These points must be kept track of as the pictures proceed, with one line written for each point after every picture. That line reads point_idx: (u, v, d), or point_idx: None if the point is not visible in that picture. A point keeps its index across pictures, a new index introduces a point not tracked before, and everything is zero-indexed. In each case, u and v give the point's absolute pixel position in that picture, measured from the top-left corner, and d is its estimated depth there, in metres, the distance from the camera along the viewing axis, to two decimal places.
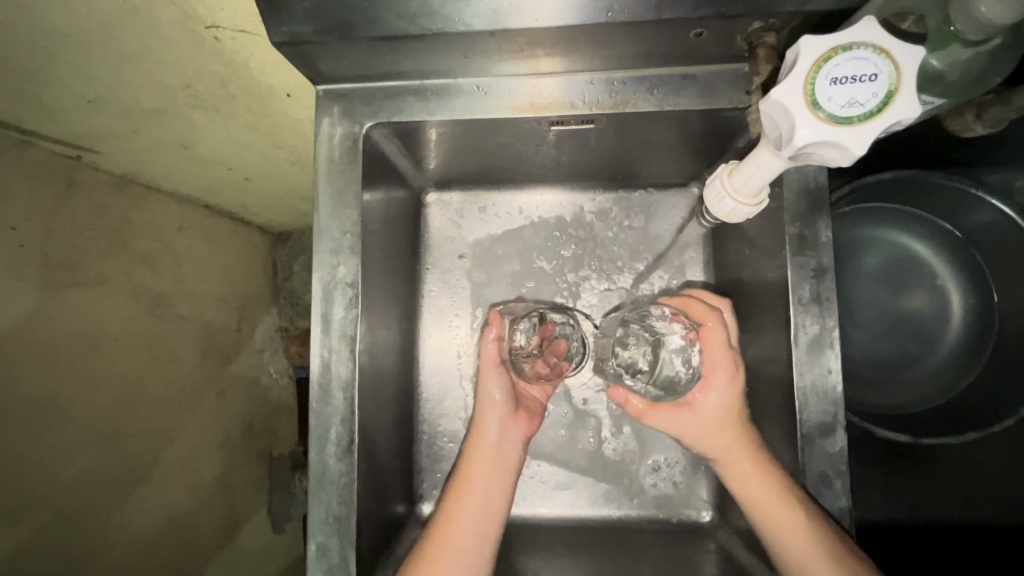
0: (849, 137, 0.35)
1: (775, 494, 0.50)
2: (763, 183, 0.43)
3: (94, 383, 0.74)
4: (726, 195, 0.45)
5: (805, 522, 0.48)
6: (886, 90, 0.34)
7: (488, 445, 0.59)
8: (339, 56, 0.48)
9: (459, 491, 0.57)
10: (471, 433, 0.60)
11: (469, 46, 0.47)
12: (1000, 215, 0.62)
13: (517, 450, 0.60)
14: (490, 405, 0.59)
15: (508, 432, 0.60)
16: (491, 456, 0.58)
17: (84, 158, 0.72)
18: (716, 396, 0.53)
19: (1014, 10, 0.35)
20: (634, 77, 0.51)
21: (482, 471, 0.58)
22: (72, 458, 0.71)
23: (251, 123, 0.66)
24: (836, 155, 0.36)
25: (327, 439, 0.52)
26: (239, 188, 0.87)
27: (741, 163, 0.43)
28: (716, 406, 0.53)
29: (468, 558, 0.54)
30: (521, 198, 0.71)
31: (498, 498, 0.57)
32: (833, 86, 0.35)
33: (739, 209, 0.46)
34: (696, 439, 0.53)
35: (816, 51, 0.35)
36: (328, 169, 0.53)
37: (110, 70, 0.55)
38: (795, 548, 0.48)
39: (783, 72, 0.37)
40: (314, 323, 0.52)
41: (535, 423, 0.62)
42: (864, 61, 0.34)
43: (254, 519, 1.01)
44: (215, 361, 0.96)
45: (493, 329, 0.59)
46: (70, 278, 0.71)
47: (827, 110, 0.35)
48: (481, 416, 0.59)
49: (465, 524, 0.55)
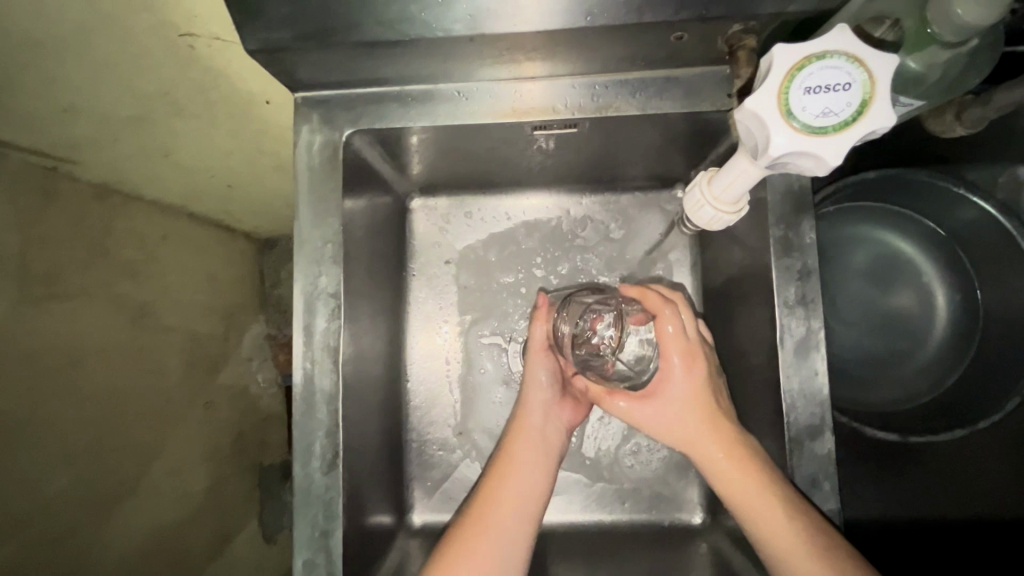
0: (824, 147, 0.35)
1: (759, 494, 0.48)
2: (744, 189, 0.42)
3: (76, 398, 0.72)
4: (705, 203, 0.44)
5: (795, 523, 0.47)
6: (861, 99, 0.34)
7: (532, 427, 0.59)
8: (316, 63, 0.48)
9: (502, 473, 0.56)
10: (516, 415, 0.60)
11: (449, 51, 0.47)
12: (983, 212, 0.61)
13: (560, 434, 0.60)
14: (533, 387, 0.60)
15: (552, 415, 0.60)
16: (536, 438, 0.58)
17: (61, 168, 0.70)
18: (676, 383, 0.52)
19: (990, 12, 0.35)
20: (617, 81, 0.51)
21: (525, 454, 0.57)
22: (55, 475, 0.70)
23: (231, 130, 0.65)
24: (812, 164, 0.36)
25: (312, 453, 0.51)
26: (222, 196, 0.86)
27: (722, 170, 0.42)
28: (677, 395, 0.52)
29: (508, 542, 0.53)
30: (508, 202, 0.71)
31: (540, 480, 0.56)
32: (807, 96, 0.34)
33: (719, 216, 0.44)
34: (657, 427, 0.52)
35: (789, 60, 0.35)
36: (308, 178, 0.52)
37: (84, 79, 0.54)
38: (790, 549, 0.47)
39: (758, 80, 0.36)
40: (296, 334, 0.51)
41: (581, 412, 0.62)
42: (837, 70, 0.34)
43: (245, 531, 0.99)
44: (202, 371, 0.94)
45: (541, 314, 0.60)
46: (50, 291, 0.70)
47: (801, 120, 0.34)
48: (526, 399, 0.60)
49: (508, 506, 0.54)
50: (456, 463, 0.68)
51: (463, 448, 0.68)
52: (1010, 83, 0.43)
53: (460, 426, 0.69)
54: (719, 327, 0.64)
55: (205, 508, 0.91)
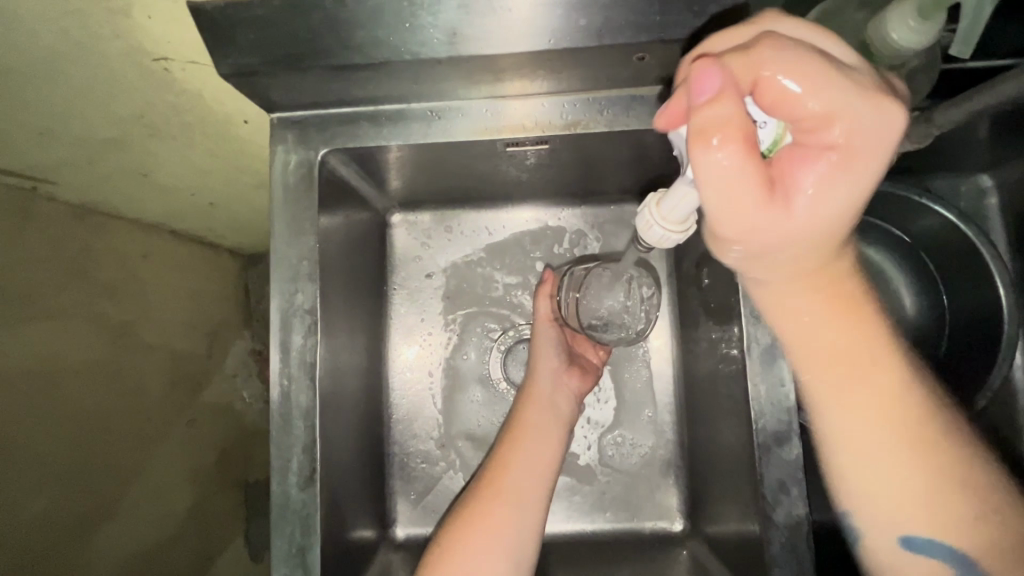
0: None
1: (880, 403, 0.42)
2: (692, 208, 0.40)
3: (48, 421, 0.72)
4: (654, 223, 0.41)
5: (909, 436, 0.42)
6: (772, 138, 0.35)
7: (542, 396, 0.62)
8: (289, 86, 0.49)
9: (512, 446, 0.58)
10: (527, 386, 0.63)
11: (418, 73, 0.48)
12: (944, 220, 0.62)
13: (569, 404, 0.63)
14: (546, 356, 0.64)
15: (560, 383, 0.64)
16: (545, 408, 0.61)
17: (39, 189, 0.70)
18: (813, 181, 0.34)
19: (923, 36, 0.37)
20: (584, 99, 0.52)
21: (534, 425, 0.59)
22: (31, 499, 0.69)
23: (209, 149, 0.66)
24: None
25: (288, 470, 0.51)
26: (204, 215, 0.87)
27: (670, 189, 0.40)
28: (867, 159, 0.34)
29: (523, 511, 0.54)
30: (487, 217, 0.72)
31: (550, 449, 0.59)
32: None
33: (670, 234, 0.42)
34: (739, 248, 0.38)
35: None
36: (283, 196, 0.52)
37: (60, 103, 0.54)
38: (940, 504, 0.42)
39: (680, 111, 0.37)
40: (274, 351, 0.51)
41: (587, 380, 0.66)
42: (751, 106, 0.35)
43: (229, 549, 0.98)
44: (185, 389, 0.94)
45: (545, 287, 0.66)
46: (23, 313, 0.69)
47: None
48: (534, 373, 0.63)
49: (520, 474, 0.56)
50: (438, 476, 0.69)
51: (446, 460, 0.69)
52: (950, 102, 0.45)
53: (442, 437, 0.69)
54: (694, 333, 0.66)
55: (186, 528, 0.90)
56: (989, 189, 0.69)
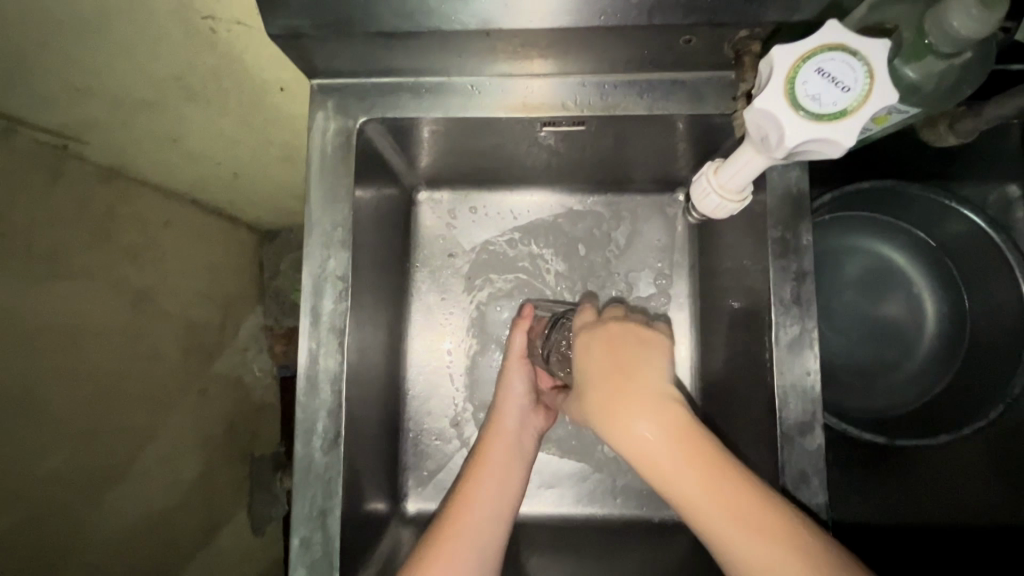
0: (833, 131, 0.36)
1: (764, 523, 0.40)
2: (747, 180, 0.44)
3: (72, 377, 0.70)
4: (711, 190, 0.46)
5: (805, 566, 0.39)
6: (860, 89, 0.36)
7: (508, 430, 0.60)
8: (333, 52, 0.49)
9: (479, 476, 0.56)
10: (492, 419, 0.61)
11: (462, 46, 0.48)
12: (973, 226, 0.62)
13: (533, 444, 0.62)
14: (510, 390, 0.62)
15: (526, 421, 0.62)
16: (510, 443, 0.60)
17: (71, 148, 0.69)
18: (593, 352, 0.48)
19: (981, 25, 0.37)
20: (625, 81, 0.52)
21: (498, 457, 0.58)
22: (52, 449, 0.68)
23: (242, 116, 0.66)
24: (826, 149, 0.37)
25: (313, 433, 0.52)
26: (227, 185, 0.87)
27: (728, 159, 0.44)
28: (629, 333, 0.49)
29: (483, 547, 0.51)
30: (512, 200, 0.72)
31: (513, 488, 0.57)
32: (815, 84, 0.36)
33: (724, 204, 0.46)
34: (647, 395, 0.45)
35: (786, 61, 0.37)
36: (321, 163, 0.53)
37: (102, 59, 0.54)
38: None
39: (760, 82, 0.38)
40: (303, 315, 0.52)
41: (549, 419, 0.65)
42: (835, 63, 0.36)
43: (233, 520, 0.98)
44: (198, 358, 0.93)
45: (523, 323, 0.63)
46: (51, 270, 0.68)
47: (811, 110, 0.36)
48: (503, 406, 0.62)
49: (484, 507, 0.54)
50: (451, 454, 0.69)
51: (460, 438, 0.69)
52: (1003, 98, 0.46)
53: (457, 416, 0.70)
54: (716, 325, 0.66)
55: (194, 496, 0.90)
56: (1017, 200, 0.68)
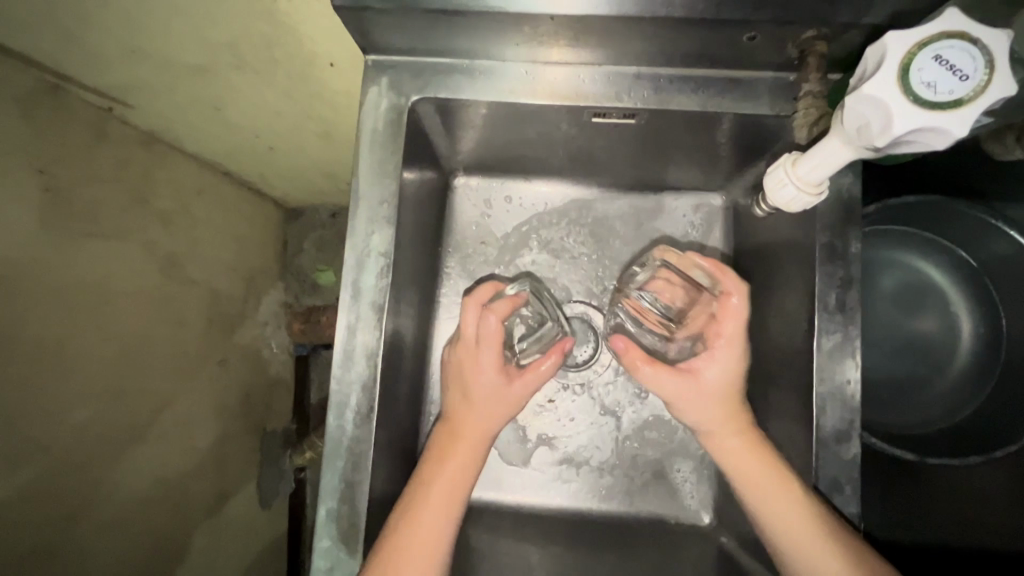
0: (945, 121, 0.36)
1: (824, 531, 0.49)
2: (827, 173, 0.44)
3: (106, 339, 0.70)
4: (789, 182, 0.46)
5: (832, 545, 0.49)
6: (979, 78, 0.35)
7: (468, 437, 0.54)
8: (393, 27, 0.49)
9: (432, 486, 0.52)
10: (454, 416, 0.55)
11: (522, 29, 0.48)
12: (1016, 247, 0.61)
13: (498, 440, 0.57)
14: (495, 405, 0.55)
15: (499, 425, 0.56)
16: (470, 451, 0.54)
17: (115, 111, 0.70)
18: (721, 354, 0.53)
19: None
20: (680, 76, 0.52)
21: (444, 478, 0.53)
22: (79, 403, 0.66)
23: (289, 88, 0.67)
24: (934, 139, 0.37)
25: (346, 406, 0.52)
26: (262, 159, 0.88)
27: (808, 151, 0.44)
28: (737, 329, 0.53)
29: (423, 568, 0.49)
30: (547, 191, 0.72)
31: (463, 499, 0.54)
32: (931, 71, 0.36)
33: (799, 197, 0.47)
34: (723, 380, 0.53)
35: (902, 48, 0.37)
36: (371, 137, 0.53)
37: (162, 22, 0.55)
38: None
39: (869, 69, 0.38)
40: (344, 288, 0.52)
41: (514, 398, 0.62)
42: (953, 52, 0.35)
43: (243, 492, 0.98)
44: (222, 329, 0.94)
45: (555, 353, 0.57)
46: (88, 228, 0.67)
47: (925, 98, 0.36)
48: (471, 407, 0.55)
49: (432, 520, 0.51)
50: None
51: None
52: None
53: None
54: None
55: (210, 463, 0.90)
56: None
